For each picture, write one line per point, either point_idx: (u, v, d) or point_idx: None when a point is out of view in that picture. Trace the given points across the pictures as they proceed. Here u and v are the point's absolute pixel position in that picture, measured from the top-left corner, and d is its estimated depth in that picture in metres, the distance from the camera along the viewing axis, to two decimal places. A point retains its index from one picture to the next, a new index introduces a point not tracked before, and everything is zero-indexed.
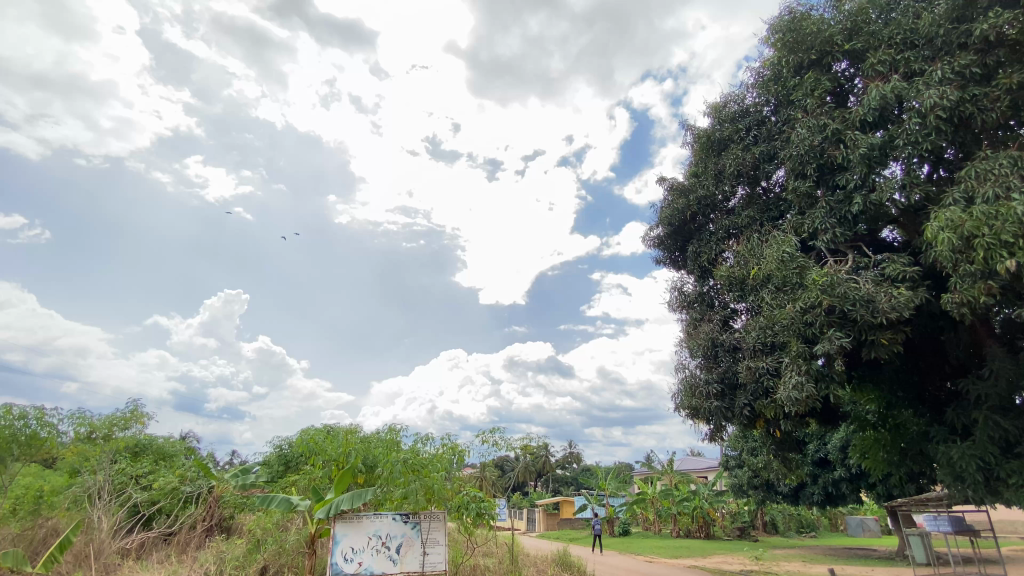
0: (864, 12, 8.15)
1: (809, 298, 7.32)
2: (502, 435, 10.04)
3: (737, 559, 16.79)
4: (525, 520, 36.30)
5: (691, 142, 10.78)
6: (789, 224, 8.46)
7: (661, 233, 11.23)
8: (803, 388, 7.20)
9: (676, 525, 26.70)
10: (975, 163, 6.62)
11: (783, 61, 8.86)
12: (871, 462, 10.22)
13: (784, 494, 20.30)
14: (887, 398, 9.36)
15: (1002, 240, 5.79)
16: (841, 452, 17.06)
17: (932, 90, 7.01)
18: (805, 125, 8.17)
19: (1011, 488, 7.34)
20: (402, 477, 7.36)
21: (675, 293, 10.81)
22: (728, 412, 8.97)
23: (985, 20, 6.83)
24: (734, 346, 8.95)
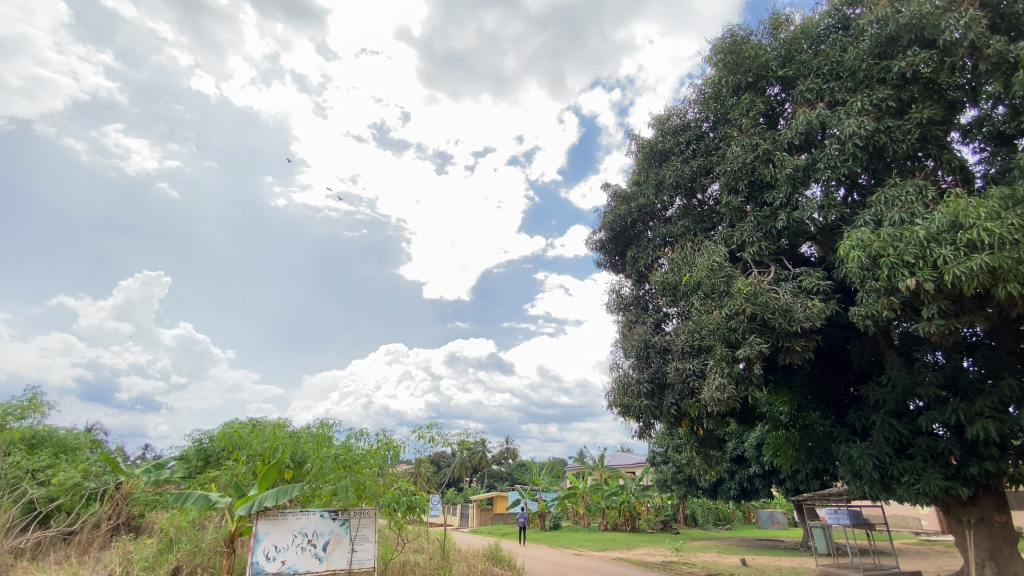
0: (797, 42, 8.81)
1: (733, 306, 7.81)
2: (439, 431, 9.99)
3: (659, 550, 17.66)
4: (458, 516, 36.27)
5: (635, 151, 11.19)
6: (721, 235, 9.00)
7: (603, 236, 11.60)
8: (725, 389, 7.68)
9: (604, 519, 27.64)
10: (884, 190, 7.32)
11: (723, 80, 9.36)
12: (782, 459, 11.05)
13: (703, 489, 21.55)
14: (798, 401, 10.18)
15: (904, 260, 6.44)
16: (756, 449, 18.34)
17: (851, 119, 7.66)
18: (740, 143, 8.71)
19: (903, 485, 8.18)
20: (332, 473, 7.09)
21: (614, 295, 11.21)
22: (656, 411, 9.39)
23: (904, 58, 7.55)
24: (664, 347, 9.42)
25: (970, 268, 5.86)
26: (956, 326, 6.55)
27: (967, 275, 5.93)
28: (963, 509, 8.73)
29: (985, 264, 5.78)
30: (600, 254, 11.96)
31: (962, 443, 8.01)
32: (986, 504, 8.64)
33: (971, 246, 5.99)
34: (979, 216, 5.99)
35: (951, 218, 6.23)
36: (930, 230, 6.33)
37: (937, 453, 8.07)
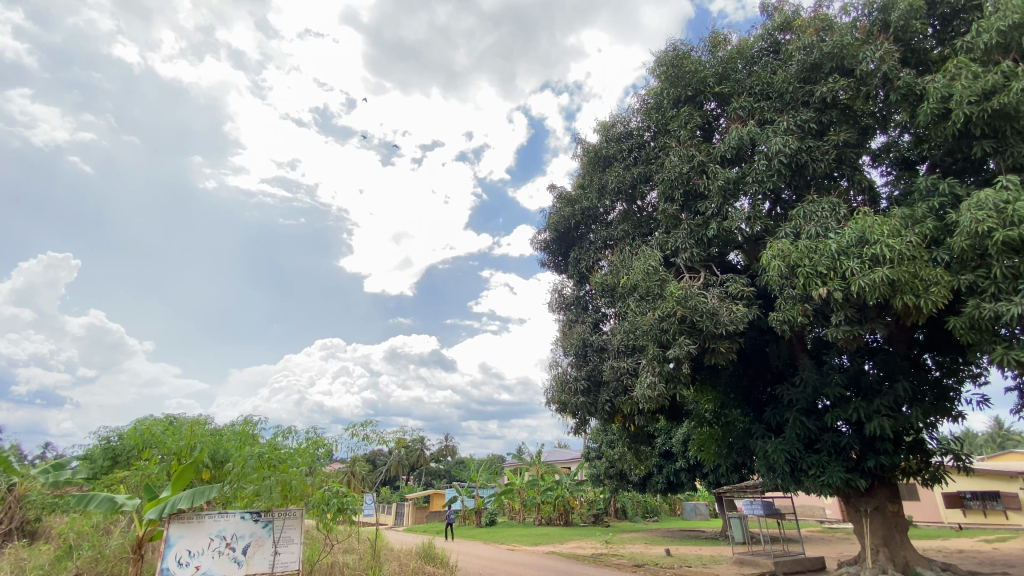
0: (733, 62, 9.33)
1: (666, 308, 8.17)
2: (374, 429, 9.79)
3: (590, 543, 18.16)
4: (392, 514, 35.55)
5: (581, 154, 11.44)
6: (657, 241, 9.39)
7: (548, 237, 11.80)
8: (655, 387, 8.03)
9: (539, 514, 28.10)
10: (803, 205, 7.89)
11: (665, 92, 9.75)
12: (706, 454, 11.69)
13: (633, 483, 22.40)
14: (722, 399, 10.80)
15: (817, 271, 6.99)
16: (682, 445, 19.28)
17: (778, 138, 8.21)
18: (678, 154, 9.12)
19: (810, 477, 8.91)
20: (255, 473, 6.75)
21: (555, 295, 11.41)
22: (591, 408, 9.67)
23: (825, 84, 8.18)
24: (601, 346, 9.72)
25: (873, 280, 6.45)
26: (859, 332, 7.18)
27: (870, 287, 6.52)
28: (861, 499, 9.60)
29: (885, 277, 6.38)
30: (545, 254, 12.16)
31: (861, 439, 8.78)
32: (880, 494, 9.55)
33: (875, 260, 6.59)
34: (882, 233, 6.59)
35: (859, 234, 6.81)
36: (841, 245, 6.90)
37: (840, 448, 8.83)
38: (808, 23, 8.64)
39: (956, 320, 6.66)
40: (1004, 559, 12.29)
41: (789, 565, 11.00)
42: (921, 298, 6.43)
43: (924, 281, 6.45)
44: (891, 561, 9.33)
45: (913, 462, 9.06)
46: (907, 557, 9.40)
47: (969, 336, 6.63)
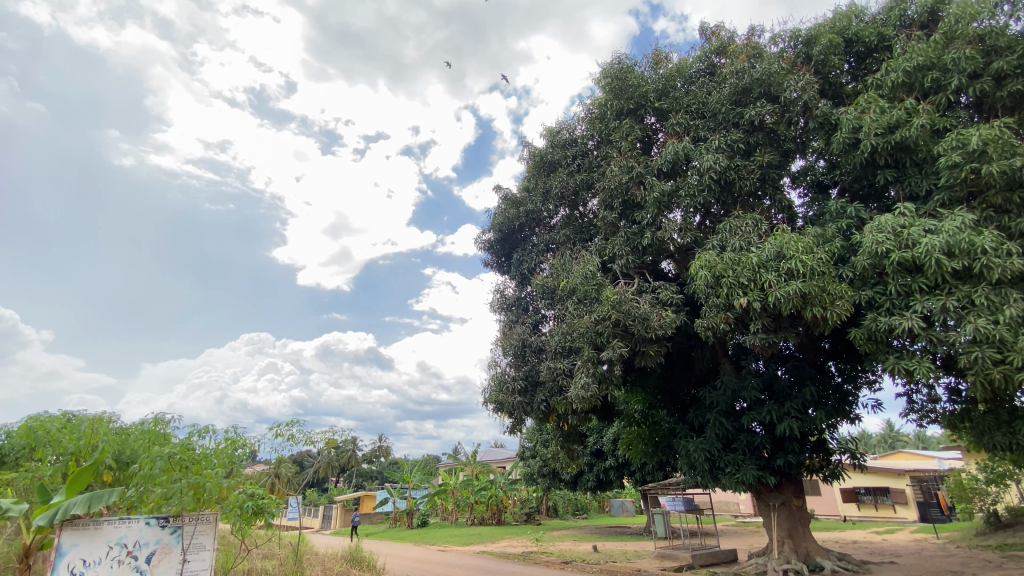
0: (672, 79, 9.78)
1: (601, 312, 8.43)
2: (300, 428, 9.42)
3: (521, 542, 18.37)
4: (319, 517, 34.22)
5: (527, 157, 11.60)
6: (596, 247, 9.71)
7: (492, 237, 11.84)
8: (589, 387, 8.27)
9: (472, 514, 28.05)
10: (729, 220, 8.40)
11: (609, 103, 10.06)
12: (634, 453, 12.17)
13: (565, 481, 22.86)
14: (650, 400, 11.31)
15: (740, 282, 7.48)
16: (613, 444, 19.93)
17: (710, 155, 8.68)
18: (618, 164, 9.45)
19: (726, 474, 9.52)
20: (163, 475, 6.25)
21: (497, 295, 11.47)
22: (527, 407, 9.78)
23: (754, 108, 8.77)
24: (539, 347, 9.90)
25: (787, 292, 7.00)
26: (774, 339, 7.75)
27: (785, 298, 7.06)
28: (770, 495, 10.34)
29: (798, 289, 6.95)
30: (488, 253, 12.20)
31: (773, 439, 9.47)
32: (787, 489, 10.32)
33: (790, 273, 7.16)
34: (797, 249, 7.17)
35: (777, 249, 7.37)
36: (761, 258, 7.43)
37: (754, 447, 9.49)
38: (741, 49, 9.22)
39: (857, 331, 7.34)
40: (890, 548, 13.69)
41: (705, 558, 11.64)
42: (828, 310, 7.03)
43: (831, 295, 7.06)
44: (794, 551, 10.16)
45: (816, 459, 9.89)
46: (808, 547, 10.30)
47: (867, 346, 7.33)
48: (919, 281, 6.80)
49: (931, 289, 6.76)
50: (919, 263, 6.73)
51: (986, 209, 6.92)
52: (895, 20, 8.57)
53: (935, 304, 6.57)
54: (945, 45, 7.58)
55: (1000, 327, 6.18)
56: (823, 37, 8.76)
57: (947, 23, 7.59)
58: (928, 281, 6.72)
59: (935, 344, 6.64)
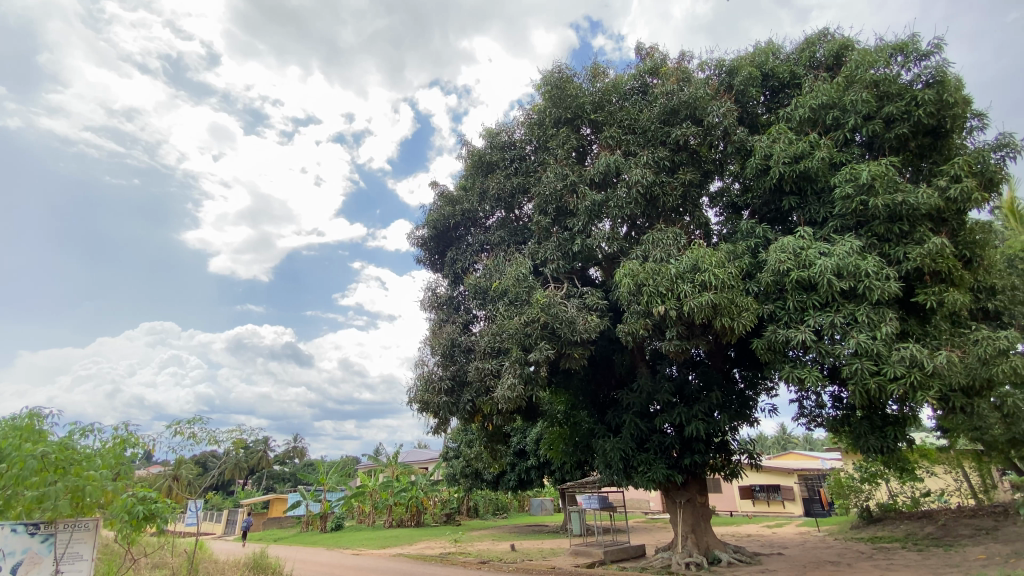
0: (608, 94, 10.17)
1: (531, 314, 8.59)
2: (203, 426, 8.74)
3: (438, 543, 18.18)
4: (222, 522, 31.84)
5: (465, 156, 11.59)
6: (529, 250, 9.90)
7: (425, 234, 11.65)
8: (515, 388, 8.38)
9: (390, 516, 27.35)
10: (652, 232, 8.86)
11: (547, 110, 10.29)
12: (555, 453, 12.50)
13: (486, 481, 22.93)
14: (573, 401, 11.67)
15: (659, 291, 7.91)
16: (535, 444, 20.32)
17: (638, 169, 9.10)
18: (554, 171, 9.71)
19: (639, 473, 10.03)
20: (35, 477, 5.55)
21: (428, 293, 11.31)
22: (453, 407, 9.72)
23: (680, 129, 9.33)
24: (468, 347, 9.88)
25: (700, 302, 7.50)
26: (687, 346, 8.28)
27: (698, 308, 7.56)
28: (678, 492, 10.97)
29: (710, 300, 7.47)
30: (421, 250, 11.99)
31: (682, 440, 10.09)
32: (693, 487, 11.00)
33: (703, 285, 7.68)
34: (710, 263, 7.72)
35: (693, 262, 7.88)
36: (679, 270, 7.91)
37: (665, 447, 10.08)
38: (672, 72, 9.78)
39: (759, 341, 8.01)
40: (779, 541, 15.05)
41: (616, 554, 12.15)
42: (735, 320, 7.61)
43: (739, 307, 7.66)
44: (696, 544, 10.88)
45: (719, 459, 10.63)
46: (708, 541, 11.08)
47: (767, 355, 8.02)
48: (812, 297, 7.55)
49: (822, 306, 7.53)
50: (814, 281, 7.47)
51: (871, 237, 7.83)
52: (806, 61, 9.45)
53: (825, 320, 7.33)
54: (846, 87, 8.49)
55: (877, 342, 7.01)
56: (743, 69, 9.51)
57: (849, 68, 8.51)
58: (820, 298, 7.48)
59: (823, 356, 7.39)
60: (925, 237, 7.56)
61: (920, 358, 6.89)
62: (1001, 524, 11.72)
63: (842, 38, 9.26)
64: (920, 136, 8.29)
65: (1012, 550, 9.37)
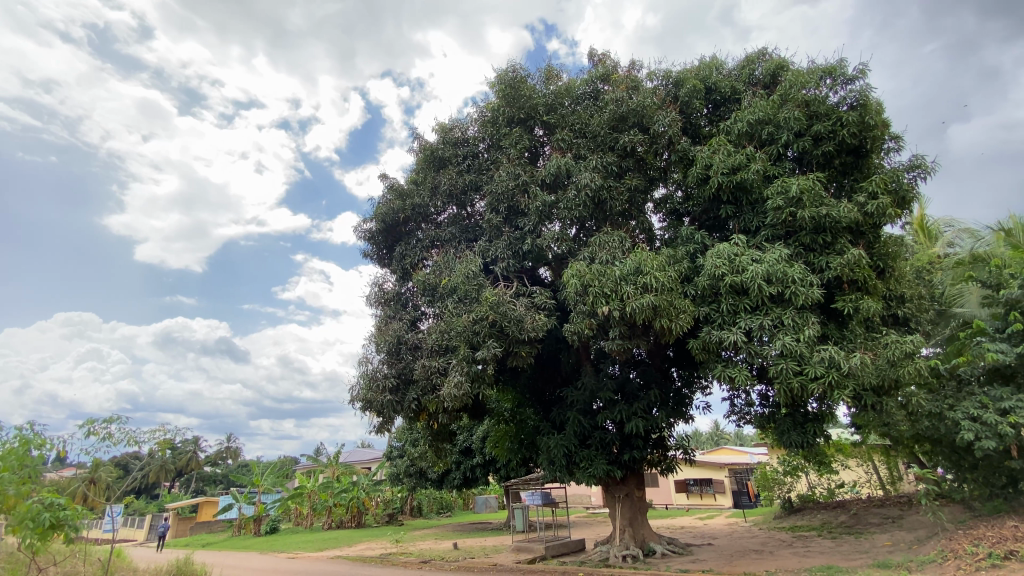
0: (561, 97, 10.34)
1: (479, 312, 8.60)
2: (122, 424, 8.15)
3: (379, 544, 17.82)
4: (144, 528, 29.75)
5: (417, 150, 11.43)
6: (479, 248, 9.90)
7: (373, 227, 11.37)
8: (461, 386, 8.35)
9: (329, 517, 26.49)
10: (599, 235, 9.07)
11: (501, 109, 10.33)
12: (501, 450, 12.56)
13: (431, 480, 22.69)
14: (519, 399, 11.79)
15: (604, 292, 8.12)
16: (481, 442, 20.35)
17: (588, 173, 9.29)
18: (506, 171, 9.78)
19: (581, 469, 10.27)
20: None
21: (375, 288, 11.05)
22: (397, 405, 9.56)
23: (628, 135, 9.62)
24: (415, 344, 9.72)
25: (642, 303, 7.78)
26: (629, 346, 8.55)
27: (640, 309, 7.83)
28: (617, 487, 11.31)
29: (651, 302, 7.76)
30: (368, 244, 11.69)
31: (622, 436, 10.42)
32: (631, 482, 11.37)
33: (645, 287, 7.95)
34: (652, 266, 8.02)
35: (636, 265, 8.16)
36: (622, 272, 8.16)
37: (606, 443, 10.38)
38: (622, 79, 10.06)
39: (695, 341, 8.40)
40: (709, 532, 15.86)
41: (556, 549, 12.37)
42: (673, 321, 7.94)
43: (677, 309, 7.99)
44: (633, 537, 11.26)
45: (656, 454, 11.01)
46: (644, 534, 11.49)
47: (702, 355, 8.43)
48: (744, 301, 8.00)
49: (753, 309, 7.99)
50: (746, 286, 7.92)
51: (798, 246, 8.40)
52: (746, 78, 9.98)
53: (755, 323, 7.78)
54: (780, 105, 9.06)
55: (800, 344, 7.52)
56: (688, 82, 9.94)
57: (783, 87, 9.07)
58: (751, 302, 7.95)
59: (753, 356, 7.84)
60: (845, 248, 8.18)
61: (837, 359, 7.46)
62: (904, 513, 12.88)
63: (778, 59, 9.85)
64: (843, 155, 8.95)
65: (913, 537, 10.32)
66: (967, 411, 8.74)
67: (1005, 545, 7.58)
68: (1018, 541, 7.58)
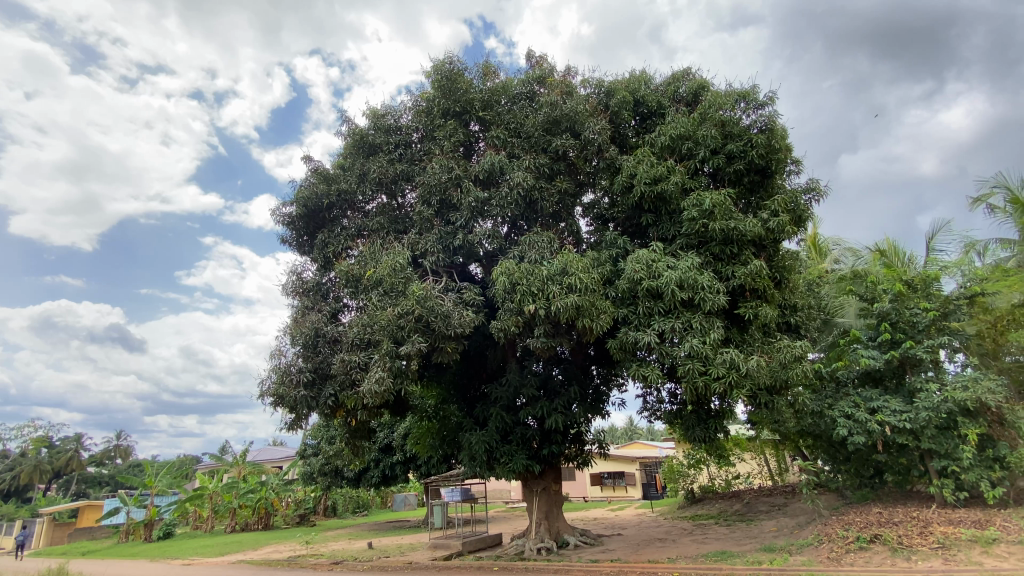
0: (497, 95, 10.38)
1: (405, 306, 8.39)
2: None
3: (288, 546, 16.92)
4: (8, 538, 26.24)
5: (346, 134, 10.99)
6: (408, 240, 9.68)
7: (293, 212, 10.78)
8: (382, 382, 8.15)
9: (232, 521, 24.53)
10: (529, 235, 9.21)
11: (436, 100, 10.23)
12: (421, 447, 12.44)
13: (347, 478, 21.91)
14: (443, 395, 11.72)
15: (531, 290, 8.28)
16: (402, 439, 20.00)
17: (520, 172, 9.39)
18: (439, 163, 9.68)
19: (500, 464, 10.38)
20: None
21: (293, 277, 10.49)
22: (312, 402, 9.14)
23: (560, 139, 9.85)
24: (335, 338, 9.34)
25: (566, 303, 8.00)
26: (552, 344, 8.76)
27: (564, 308, 8.05)
28: (534, 481, 11.56)
29: (575, 302, 8.00)
30: (287, 229, 11.07)
31: (542, 432, 10.68)
32: (548, 476, 11.65)
33: (570, 287, 8.18)
34: (578, 268, 8.26)
35: (563, 266, 8.37)
36: (549, 271, 8.35)
37: (526, 439, 10.57)
38: (557, 83, 10.29)
39: (613, 341, 8.78)
40: (619, 523, 16.68)
41: (473, 544, 12.43)
42: (595, 321, 8.22)
43: (598, 310, 8.29)
44: (548, 530, 11.58)
45: (573, 449, 11.36)
46: (559, 527, 11.86)
47: (618, 355, 8.82)
48: (658, 304, 8.48)
49: (667, 312, 8.50)
50: (661, 290, 8.40)
51: (708, 255, 9.04)
52: (671, 94, 10.55)
53: (667, 325, 8.28)
54: (700, 122, 9.68)
55: (706, 346, 8.09)
56: (618, 93, 10.38)
57: (703, 106, 9.71)
58: (665, 305, 8.43)
59: (664, 357, 8.33)
60: (748, 260, 8.94)
61: (737, 361, 8.08)
62: (788, 500, 14.29)
63: (700, 79, 10.52)
64: (752, 173, 9.71)
65: (795, 523, 11.50)
66: (843, 410, 9.85)
67: (870, 529, 8.63)
68: (881, 525, 8.66)
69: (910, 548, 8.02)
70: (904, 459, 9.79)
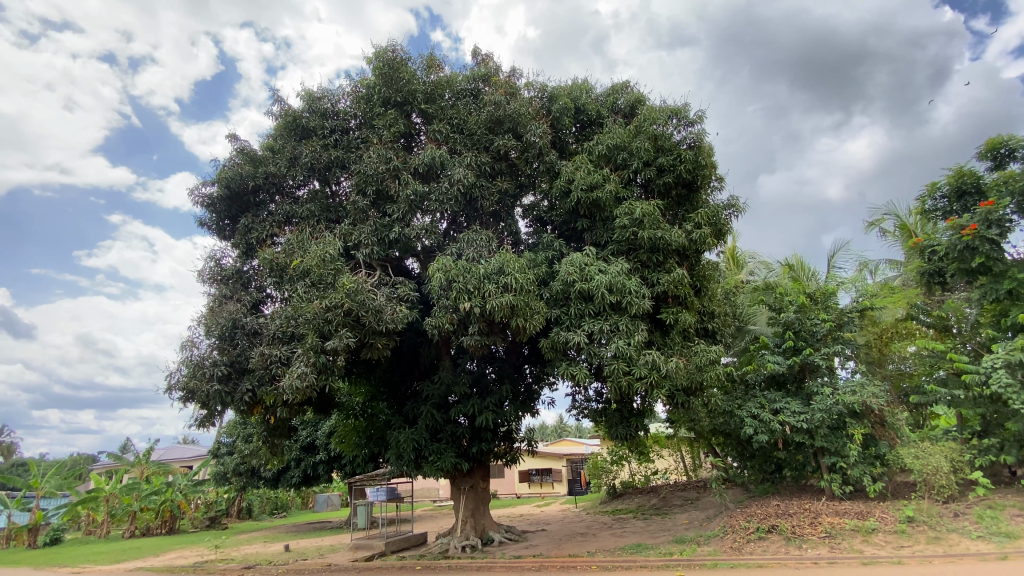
0: (441, 88, 10.26)
1: (334, 299, 8.08)
2: None
3: (194, 551, 15.79)
4: None
5: (277, 115, 10.42)
6: (340, 230, 9.34)
7: (214, 193, 10.07)
8: (305, 378, 7.83)
9: (130, 525, 22.56)
10: (467, 233, 9.18)
11: (377, 88, 9.96)
12: (346, 446, 12.06)
13: (264, 478, 20.76)
14: (372, 392, 11.42)
15: (466, 288, 8.27)
16: (326, 437, 19.24)
17: (460, 168, 9.35)
18: (377, 153, 9.43)
19: (428, 462, 10.28)
20: None
21: (210, 263, 9.81)
22: (227, 397, 8.58)
23: (502, 139, 9.92)
24: (254, 330, 8.82)
25: (500, 302, 8.06)
26: (486, 342, 8.79)
27: (498, 307, 8.10)
28: (462, 479, 11.53)
29: (509, 302, 8.07)
30: (206, 211, 10.32)
31: (472, 429, 10.70)
32: (476, 474, 11.67)
33: (505, 287, 8.24)
34: (514, 268, 8.34)
35: (499, 265, 8.41)
36: (486, 270, 8.38)
37: (455, 437, 10.53)
38: (502, 83, 10.33)
39: (545, 341, 8.95)
40: (544, 519, 17.01)
41: (397, 544, 12.20)
42: (528, 321, 8.33)
43: (532, 310, 8.39)
44: (474, 527, 11.60)
45: (502, 446, 11.42)
46: (485, 524, 11.90)
47: (550, 354, 9.00)
48: (589, 306, 8.76)
49: (597, 314, 8.78)
50: (591, 293, 8.66)
51: (637, 261, 9.46)
52: (610, 105, 10.92)
53: (597, 327, 8.56)
54: (635, 134, 10.09)
55: (631, 348, 8.44)
56: (560, 99, 10.60)
57: (639, 119, 10.12)
58: (595, 307, 8.72)
59: (592, 357, 8.61)
60: (672, 267, 9.45)
61: (658, 362, 8.49)
62: (700, 495, 15.23)
63: (637, 92, 10.97)
64: (679, 187, 10.26)
65: (705, 516, 12.30)
66: (751, 410, 10.64)
67: (769, 520, 9.40)
68: (778, 517, 9.45)
69: (801, 537, 8.84)
70: (801, 456, 10.72)
